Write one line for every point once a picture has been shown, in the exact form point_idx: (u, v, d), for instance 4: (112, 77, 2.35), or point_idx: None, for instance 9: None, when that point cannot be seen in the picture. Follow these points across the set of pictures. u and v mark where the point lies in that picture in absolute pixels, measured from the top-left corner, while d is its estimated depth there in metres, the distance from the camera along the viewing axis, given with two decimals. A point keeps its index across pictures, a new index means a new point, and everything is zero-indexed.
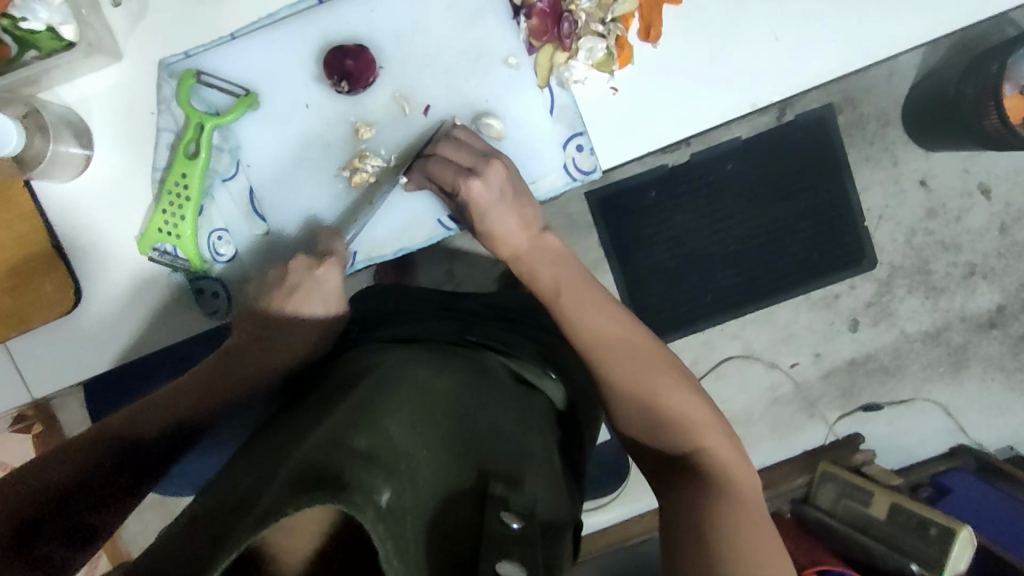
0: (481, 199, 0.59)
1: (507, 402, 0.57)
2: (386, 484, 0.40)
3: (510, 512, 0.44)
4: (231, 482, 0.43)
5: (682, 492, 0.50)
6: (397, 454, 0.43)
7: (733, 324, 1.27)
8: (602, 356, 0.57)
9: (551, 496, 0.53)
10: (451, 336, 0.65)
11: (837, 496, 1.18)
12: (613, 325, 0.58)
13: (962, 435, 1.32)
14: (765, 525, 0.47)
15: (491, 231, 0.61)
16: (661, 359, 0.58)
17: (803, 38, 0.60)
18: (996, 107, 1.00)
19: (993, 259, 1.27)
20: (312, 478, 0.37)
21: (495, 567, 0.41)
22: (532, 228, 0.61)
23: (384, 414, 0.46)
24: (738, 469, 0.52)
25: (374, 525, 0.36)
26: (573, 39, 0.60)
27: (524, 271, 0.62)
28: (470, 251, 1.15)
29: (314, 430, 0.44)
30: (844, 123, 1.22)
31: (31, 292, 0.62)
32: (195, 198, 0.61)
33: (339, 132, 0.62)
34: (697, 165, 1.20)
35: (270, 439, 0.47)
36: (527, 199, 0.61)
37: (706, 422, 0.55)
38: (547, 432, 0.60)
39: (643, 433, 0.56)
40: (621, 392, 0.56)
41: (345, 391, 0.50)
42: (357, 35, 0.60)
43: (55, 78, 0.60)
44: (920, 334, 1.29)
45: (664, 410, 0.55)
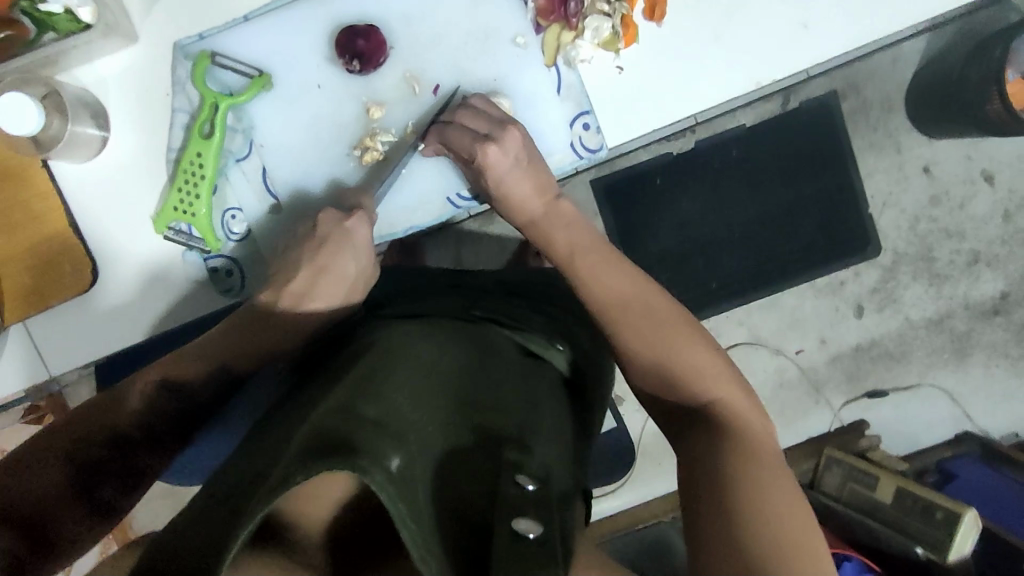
0: (497, 166, 0.60)
1: (512, 377, 0.58)
2: (396, 452, 0.41)
3: (526, 477, 0.44)
4: (245, 459, 0.44)
5: (700, 441, 0.51)
6: (406, 423, 0.45)
7: (738, 311, 1.28)
8: (615, 315, 0.58)
9: (564, 465, 0.54)
10: (460, 313, 0.66)
11: (843, 481, 1.19)
12: (627, 284, 0.59)
13: (967, 422, 1.32)
14: (780, 464, 0.48)
15: (507, 198, 0.62)
16: (677, 314, 0.58)
17: (806, 16, 0.61)
18: (999, 91, 1.00)
19: (996, 246, 1.28)
20: (320, 447, 0.38)
21: (510, 525, 0.39)
22: (546, 194, 0.63)
23: (392, 387, 0.47)
24: (753, 418, 0.53)
25: (383, 487, 0.38)
26: (580, 18, 0.61)
27: (537, 238, 0.63)
28: (478, 237, 1.17)
29: (323, 403, 0.45)
30: (848, 110, 1.23)
31: (51, 271, 0.64)
32: (209, 177, 0.62)
33: (350, 112, 0.63)
34: (702, 152, 1.21)
35: (284, 414, 0.49)
36: (541, 166, 0.63)
37: (714, 374, 0.56)
38: (557, 406, 0.61)
39: (660, 389, 0.57)
40: (639, 352, 0.57)
41: (353, 367, 0.51)
42: (367, 15, 0.61)
43: (73, 60, 0.61)
44: (924, 321, 1.29)
45: (673, 361, 0.56)
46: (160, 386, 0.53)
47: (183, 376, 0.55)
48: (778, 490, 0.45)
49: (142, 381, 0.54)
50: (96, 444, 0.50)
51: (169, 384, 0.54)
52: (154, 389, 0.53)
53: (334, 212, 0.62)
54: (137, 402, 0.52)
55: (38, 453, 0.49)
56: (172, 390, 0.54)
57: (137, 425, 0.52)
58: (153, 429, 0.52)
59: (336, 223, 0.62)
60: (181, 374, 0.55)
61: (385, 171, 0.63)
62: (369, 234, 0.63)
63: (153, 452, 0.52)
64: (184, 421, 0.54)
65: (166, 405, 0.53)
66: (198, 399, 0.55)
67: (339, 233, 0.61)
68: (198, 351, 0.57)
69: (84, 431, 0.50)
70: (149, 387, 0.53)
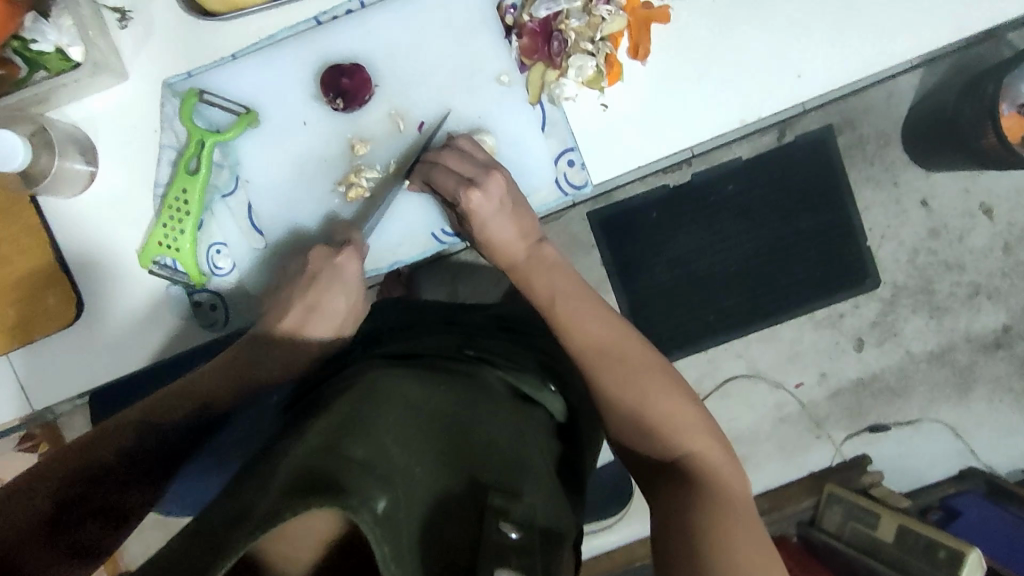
0: (480, 210, 0.60)
1: (502, 415, 0.57)
2: (383, 493, 0.40)
3: (510, 522, 0.44)
4: (225, 493, 0.43)
5: (674, 493, 0.51)
6: (392, 464, 0.44)
7: (736, 344, 1.26)
8: (594, 360, 0.58)
9: (551, 507, 0.53)
10: (451, 352, 0.65)
11: (844, 519, 1.17)
12: (608, 332, 0.59)
13: (971, 457, 1.30)
14: (751, 519, 0.48)
15: (490, 241, 0.63)
16: (655, 362, 0.58)
17: (791, 53, 0.61)
18: (994, 126, 1.00)
19: (997, 279, 1.27)
20: (307, 485, 0.37)
21: (493, 574, 0.40)
22: (529, 240, 0.63)
23: (379, 425, 0.46)
24: (727, 469, 0.53)
25: (371, 528, 0.37)
26: (563, 58, 0.61)
27: (522, 282, 0.64)
28: (473, 269, 1.16)
29: (308, 438, 0.44)
30: (844, 144, 1.23)
31: (36, 304, 0.64)
32: (195, 212, 0.62)
33: (336, 149, 0.63)
34: (697, 186, 1.21)
35: (267, 449, 0.47)
36: (525, 210, 0.63)
37: (686, 423, 0.55)
38: (545, 445, 0.60)
39: (636, 439, 0.56)
40: (615, 400, 0.56)
41: (341, 400, 0.50)
42: (353, 55, 0.62)
43: (63, 97, 0.62)
44: (925, 354, 1.28)
45: (650, 408, 0.55)
46: (139, 421, 0.55)
47: (175, 408, 0.57)
48: (750, 545, 0.45)
49: (120, 419, 0.55)
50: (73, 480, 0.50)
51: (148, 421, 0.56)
52: (133, 425, 0.55)
53: (324, 249, 0.62)
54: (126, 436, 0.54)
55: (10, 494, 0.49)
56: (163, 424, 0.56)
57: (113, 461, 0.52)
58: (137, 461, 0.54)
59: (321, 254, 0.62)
60: (161, 412, 0.56)
61: (376, 206, 0.64)
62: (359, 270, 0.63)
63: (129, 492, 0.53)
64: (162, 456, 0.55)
65: (144, 442, 0.54)
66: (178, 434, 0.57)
67: (323, 265, 0.61)
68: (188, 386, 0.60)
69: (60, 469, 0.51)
70: (128, 424, 0.55)
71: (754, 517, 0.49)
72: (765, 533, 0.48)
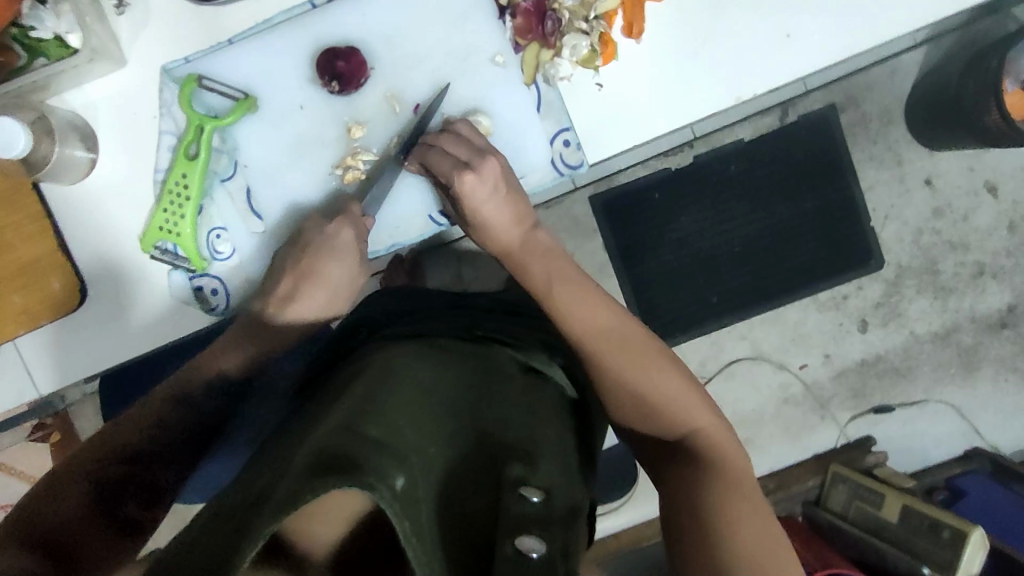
0: (474, 193, 0.61)
1: (514, 393, 0.57)
2: (400, 470, 0.41)
3: (531, 488, 0.46)
4: (245, 482, 0.44)
5: (678, 470, 0.51)
6: (408, 443, 0.44)
7: (739, 326, 1.26)
8: (594, 344, 0.58)
9: (569, 477, 0.53)
10: (459, 331, 0.66)
11: (850, 498, 1.16)
12: (606, 317, 0.59)
13: (976, 437, 1.30)
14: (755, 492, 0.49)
15: (484, 225, 0.63)
16: (651, 347, 0.58)
17: (789, 27, 0.61)
18: (997, 104, 1.00)
19: (1002, 258, 1.26)
20: (327, 465, 0.38)
21: (513, 543, 0.42)
22: (524, 223, 0.64)
23: (394, 406, 0.47)
24: (725, 442, 0.54)
25: (390, 504, 0.37)
26: (557, 37, 0.61)
27: (517, 267, 0.64)
28: (476, 255, 1.17)
29: (325, 421, 0.45)
30: (847, 123, 1.22)
31: (40, 290, 0.65)
32: (195, 197, 0.63)
33: (332, 132, 0.64)
34: (699, 167, 1.21)
35: (284, 436, 0.49)
36: (518, 194, 0.63)
37: (682, 398, 0.56)
38: (560, 415, 0.60)
39: (637, 420, 0.57)
40: (615, 383, 0.57)
41: (355, 385, 0.51)
42: (348, 38, 0.62)
43: (63, 84, 0.63)
44: (929, 334, 1.27)
45: (643, 384, 0.56)
46: (165, 399, 0.57)
47: (190, 388, 0.59)
48: (756, 517, 0.46)
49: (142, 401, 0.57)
50: (110, 461, 0.52)
51: (175, 397, 0.58)
52: (163, 405, 0.57)
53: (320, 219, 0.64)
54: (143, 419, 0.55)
55: (58, 483, 0.51)
56: (179, 399, 0.58)
57: (148, 440, 0.54)
58: (160, 440, 0.55)
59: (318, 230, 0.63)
60: (186, 387, 0.59)
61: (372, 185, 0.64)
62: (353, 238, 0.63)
63: (167, 469, 0.54)
64: (194, 430, 0.57)
65: (176, 417, 0.57)
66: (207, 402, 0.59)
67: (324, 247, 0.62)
68: (198, 366, 0.61)
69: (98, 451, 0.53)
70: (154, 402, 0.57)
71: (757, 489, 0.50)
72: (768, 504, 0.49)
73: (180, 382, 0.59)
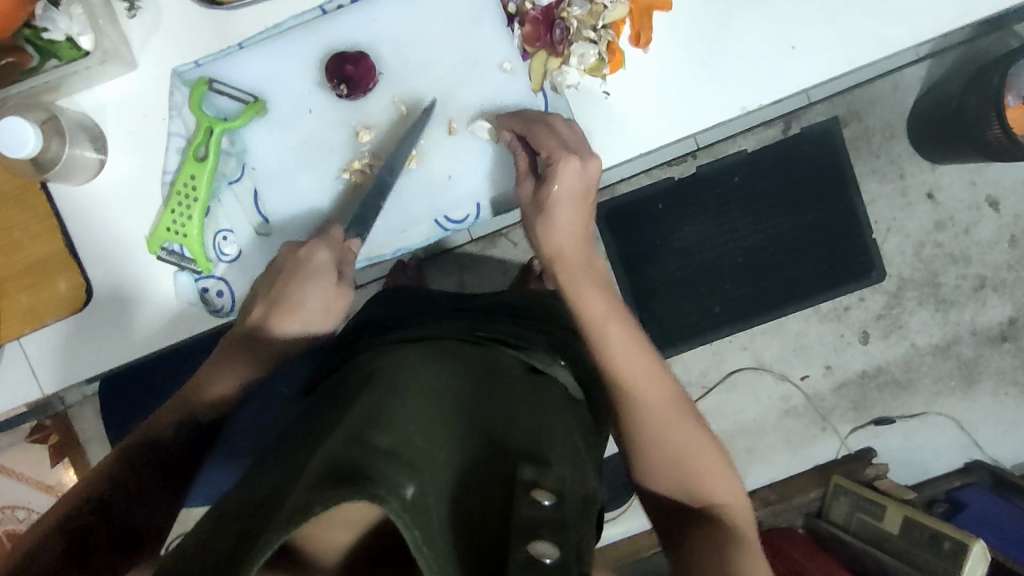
0: (565, 179, 0.59)
1: (524, 396, 0.57)
2: (410, 479, 0.41)
3: (542, 491, 0.45)
4: (260, 486, 0.46)
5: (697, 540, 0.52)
6: (417, 451, 0.45)
7: (741, 336, 1.26)
8: (630, 386, 0.57)
9: (578, 475, 0.53)
10: (463, 334, 0.66)
11: (851, 510, 1.17)
12: (637, 361, 0.57)
13: (976, 451, 1.29)
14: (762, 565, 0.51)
15: (551, 221, 0.60)
16: (678, 401, 0.58)
17: (794, 39, 0.61)
18: (999, 118, 1.00)
19: (1003, 272, 1.26)
20: (336, 476, 0.39)
21: (525, 550, 0.40)
22: (583, 243, 0.62)
23: (402, 414, 0.48)
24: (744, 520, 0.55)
25: (400, 514, 0.38)
26: (565, 46, 0.62)
27: (572, 285, 0.60)
28: (479, 262, 1.17)
29: (335, 433, 0.46)
30: (850, 136, 1.23)
31: (46, 289, 0.65)
32: (202, 199, 0.63)
33: (340, 136, 0.64)
34: (703, 178, 1.21)
35: (296, 441, 0.50)
36: (587, 205, 0.61)
37: (712, 466, 0.56)
38: (566, 416, 0.60)
39: (657, 474, 0.57)
40: (644, 430, 0.56)
41: (366, 392, 0.51)
42: (358, 44, 0.63)
43: (74, 85, 0.63)
44: (931, 347, 1.28)
45: (677, 447, 0.56)
46: (136, 444, 0.55)
47: (160, 429, 0.56)
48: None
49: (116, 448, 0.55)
50: (82, 509, 0.51)
51: (145, 441, 0.55)
52: (130, 451, 0.55)
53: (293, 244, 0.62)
54: (112, 467, 0.53)
55: (32, 547, 0.49)
56: (148, 443, 0.55)
57: (117, 491, 0.52)
58: (132, 484, 0.53)
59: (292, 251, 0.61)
60: (155, 428, 0.57)
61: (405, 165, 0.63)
62: (330, 258, 0.61)
63: (143, 508, 0.53)
64: (171, 465, 0.56)
65: (145, 460, 0.54)
66: (178, 440, 0.57)
67: (295, 265, 0.60)
68: (170, 405, 0.59)
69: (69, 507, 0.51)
70: (127, 448, 0.55)
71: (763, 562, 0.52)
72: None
73: (152, 424, 0.57)
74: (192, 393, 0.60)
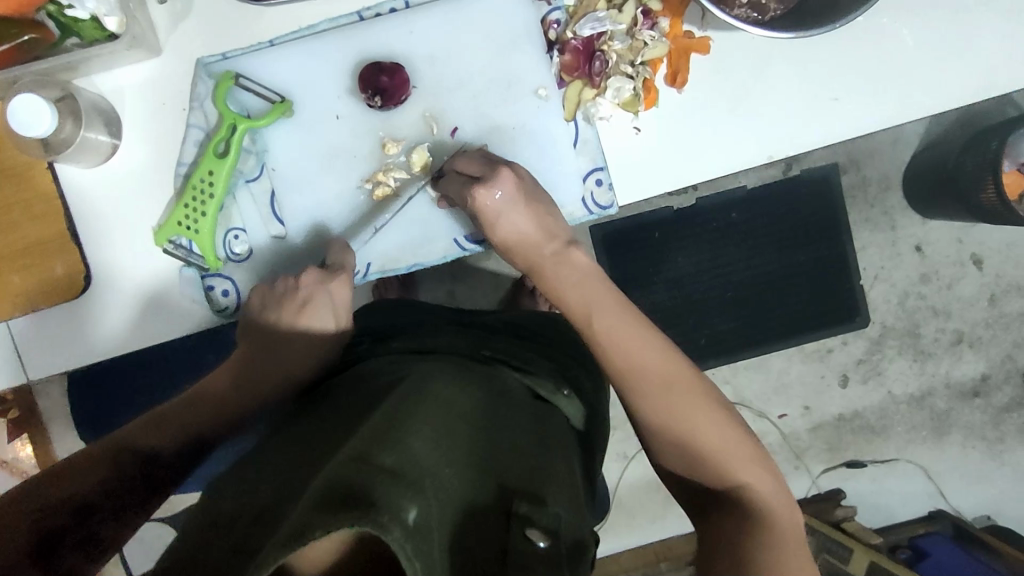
0: (489, 204, 0.59)
1: (527, 423, 0.56)
2: (413, 502, 0.39)
3: (537, 531, 0.44)
4: (253, 497, 0.44)
5: (723, 523, 0.51)
6: (422, 470, 0.43)
7: (724, 369, 1.28)
8: (635, 384, 0.56)
9: (574, 509, 0.52)
10: (470, 351, 0.64)
11: (816, 550, 1.17)
12: (648, 356, 0.56)
13: (941, 500, 1.32)
14: (786, 543, 0.50)
15: (503, 236, 0.60)
16: (701, 391, 0.56)
17: (835, 91, 0.62)
18: (994, 182, 1.03)
19: (981, 328, 1.30)
20: (338, 499, 0.37)
21: None
22: (556, 241, 0.60)
23: (412, 431, 0.45)
24: (780, 504, 0.53)
25: (402, 544, 0.36)
26: (603, 78, 0.62)
27: (548, 293, 0.61)
28: (472, 275, 1.16)
29: (340, 449, 0.44)
30: (847, 183, 1.25)
31: (43, 273, 0.63)
32: (218, 197, 0.61)
33: (367, 145, 0.63)
34: (702, 211, 1.22)
35: (293, 452, 0.48)
36: (541, 201, 0.60)
37: (741, 458, 0.54)
38: (567, 447, 0.59)
39: (682, 465, 0.56)
40: (657, 421, 0.56)
41: (374, 405, 0.49)
42: (393, 54, 0.62)
43: (93, 66, 0.61)
44: (906, 396, 1.30)
45: (693, 432, 0.55)
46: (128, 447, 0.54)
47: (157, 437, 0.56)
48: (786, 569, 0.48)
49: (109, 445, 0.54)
50: (60, 510, 0.49)
51: (136, 447, 0.54)
52: (122, 457, 0.53)
53: (318, 271, 0.62)
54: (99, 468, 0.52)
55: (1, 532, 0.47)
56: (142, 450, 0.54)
57: (102, 494, 0.51)
58: (113, 492, 0.51)
59: (320, 278, 0.62)
60: (148, 442, 0.55)
61: (388, 210, 0.64)
62: (350, 295, 0.63)
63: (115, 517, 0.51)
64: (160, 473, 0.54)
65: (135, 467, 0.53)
66: (169, 464, 0.55)
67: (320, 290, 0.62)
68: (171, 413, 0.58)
69: (42, 500, 0.49)
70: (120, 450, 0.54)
71: (792, 537, 0.51)
72: (800, 555, 0.50)
73: (149, 429, 0.56)
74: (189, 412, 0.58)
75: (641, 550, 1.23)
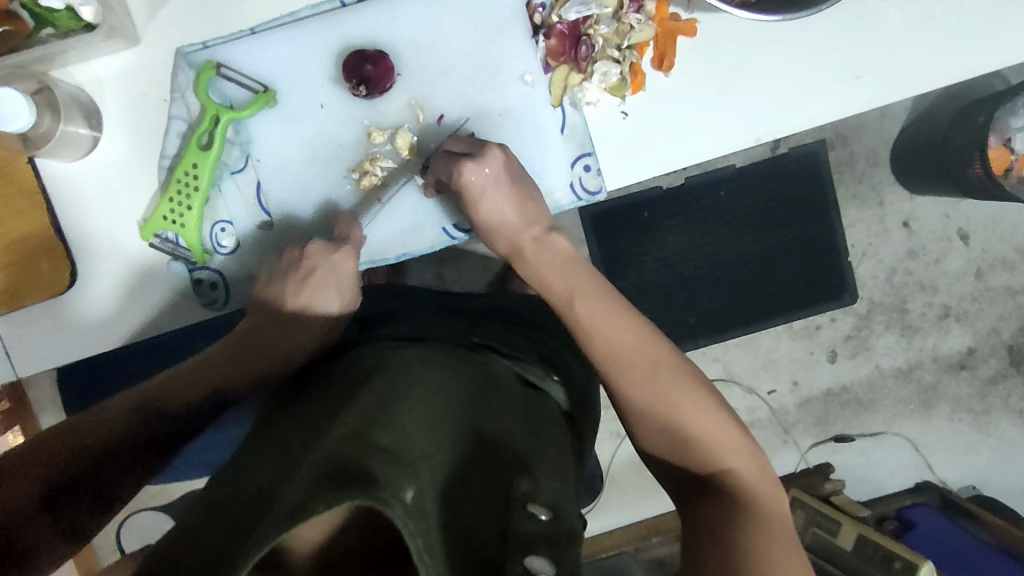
0: (474, 185, 0.59)
1: (517, 404, 0.57)
2: (411, 482, 0.39)
3: (533, 510, 0.45)
4: (246, 473, 0.44)
5: (710, 503, 0.52)
6: (418, 451, 0.43)
7: (714, 348, 1.29)
8: (619, 366, 0.57)
9: (566, 487, 0.52)
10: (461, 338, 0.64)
11: (806, 524, 1.19)
12: (633, 338, 0.57)
13: (928, 472, 1.34)
14: (774, 517, 0.51)
15: (488, 220, 0.61)
16: (684, 372, 0.57)
17: (830, 75, 0.62)
18: (981, 158, 1.03)
19: (967, 302, 1.31)
20: (339, 478, 0.37)
21: None
22: (538, 225, 0.61)
23: (405, 412, 0.46)
24: (764, 488, 0.53)
25: (404, 520, 0.36)
26: (588, 63, 0.61)
27: (532, 276, 0.61)
28: (462, 257, 1.16)
29: (334, 428, 0.44)
30: (834, 160, 1.25)
31: (27, 268, 0.62)
32: (203, 190, 0.61)
33: (351, 134, 0.63)
34: (689, 189, 1.22)
35: (282, 431, 0.48)
36: (524, 185, 0.61)
37: (725, 439, 0.55)
38: (557, 428, 0.60)
39: (665, 449, 0.57)
40: (642, 405, 0.56)
41: (366, 387, 0.50)
42: (377, 41, 0.61)
43: (70, 58, 0.60)
44: (894, 370, 1.32)
45: (677, 413, 0.55)
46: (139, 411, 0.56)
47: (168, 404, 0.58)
48: (777, 541, 0.48)
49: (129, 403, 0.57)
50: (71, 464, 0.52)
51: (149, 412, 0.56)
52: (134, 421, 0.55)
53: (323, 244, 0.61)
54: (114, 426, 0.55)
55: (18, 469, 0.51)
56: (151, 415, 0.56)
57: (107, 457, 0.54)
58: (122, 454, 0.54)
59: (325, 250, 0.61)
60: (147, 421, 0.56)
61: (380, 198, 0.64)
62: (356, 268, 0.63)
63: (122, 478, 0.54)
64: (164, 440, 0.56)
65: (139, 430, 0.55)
66: (161, 434, 0.56)
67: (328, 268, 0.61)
68: (176, 385, 0.59)
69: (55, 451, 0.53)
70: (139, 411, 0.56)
71: (779, 514, 0.52)
72: (789, 529, 0.50)
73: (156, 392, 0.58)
74: (200, 385, 0.60)
75: (635, 526, 1.25)
